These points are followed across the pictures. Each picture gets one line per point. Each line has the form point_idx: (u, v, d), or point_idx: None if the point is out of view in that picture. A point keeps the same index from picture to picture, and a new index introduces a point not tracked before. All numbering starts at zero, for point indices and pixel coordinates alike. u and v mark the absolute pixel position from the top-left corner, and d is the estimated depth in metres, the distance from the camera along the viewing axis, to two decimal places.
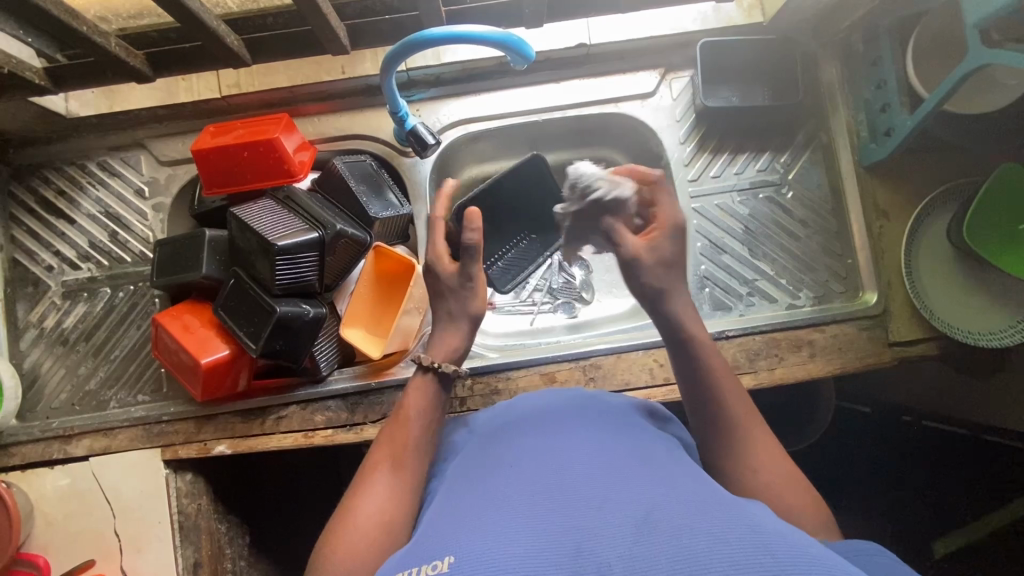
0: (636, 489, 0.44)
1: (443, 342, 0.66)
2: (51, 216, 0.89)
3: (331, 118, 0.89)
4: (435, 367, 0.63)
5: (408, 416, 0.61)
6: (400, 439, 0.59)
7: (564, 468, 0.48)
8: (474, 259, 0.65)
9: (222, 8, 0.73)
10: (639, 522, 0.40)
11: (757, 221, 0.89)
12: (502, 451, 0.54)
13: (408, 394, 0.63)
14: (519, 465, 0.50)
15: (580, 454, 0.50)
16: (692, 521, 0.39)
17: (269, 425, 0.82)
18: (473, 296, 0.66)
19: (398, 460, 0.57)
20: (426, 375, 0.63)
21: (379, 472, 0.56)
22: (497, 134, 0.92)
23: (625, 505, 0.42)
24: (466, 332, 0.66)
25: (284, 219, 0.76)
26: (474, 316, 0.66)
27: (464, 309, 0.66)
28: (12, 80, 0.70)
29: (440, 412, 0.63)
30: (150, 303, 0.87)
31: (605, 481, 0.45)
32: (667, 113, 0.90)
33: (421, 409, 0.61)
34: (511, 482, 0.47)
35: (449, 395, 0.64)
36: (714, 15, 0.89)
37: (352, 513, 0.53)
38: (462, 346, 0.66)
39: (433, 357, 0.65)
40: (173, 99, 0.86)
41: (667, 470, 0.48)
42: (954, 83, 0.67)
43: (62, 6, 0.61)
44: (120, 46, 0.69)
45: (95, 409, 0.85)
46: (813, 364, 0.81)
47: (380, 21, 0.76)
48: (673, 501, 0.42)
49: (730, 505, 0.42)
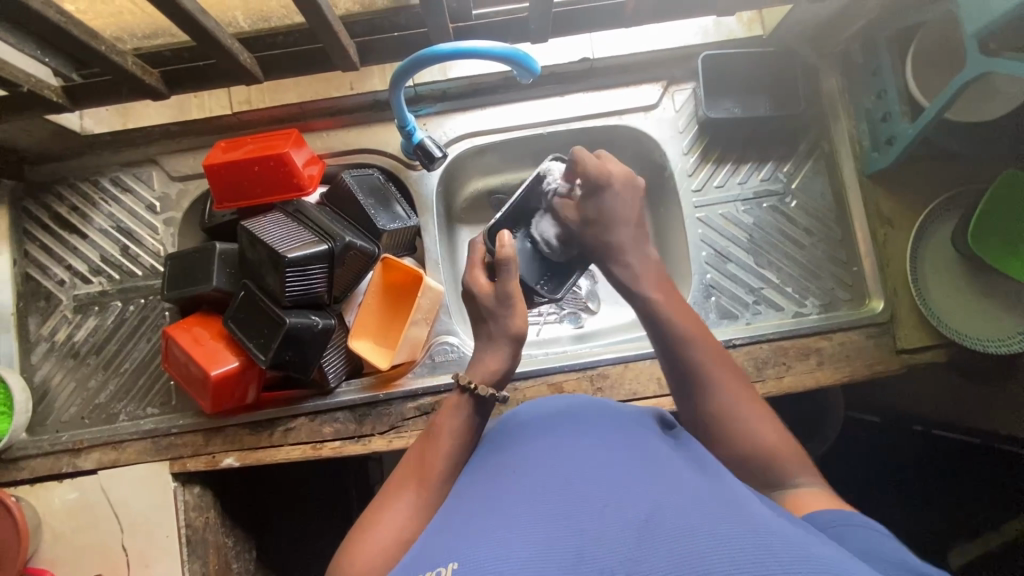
0: (639, 494, 0.44)
1: (482, 364, 0.64)
2: (64, 231, 0.90)
3: (340, 133, 0.90)
4: (471, 389, 0.62)
5: (437, 435, 0.60)
6: (427, 459, 0.58)
7: (567, 471, 0.48)
8: (510, 276, 0.63)
9: (235, 28, 0.75)
10: (642, 526, 0.40)
11: (761, 229, 0.89)
12: (510, 457, 0.53)
13: (440, 414, 0.63)
14: (522, 471, 0.50)
15: (584, 456, 0.50)
16: (695, 523, 0.39)
17: (277, 437, 0.82)
18: (512, 314, 0.64)
19: (425, 478, 0.57)
20: (462, 395, 0.62)
21: (403, 489, 0.56)
22: (503, 147, 0.93)
23: (629, 509, 0.42)
24: (507, 354, 0.64)
25: (294, 231, 0.77)
26: (517, 334, 0.64)
27: (508, 326, 0.64)
28: (31, 99, 0.71)
29: (474, 435, 0.61)
30: (160, 316, 0.88)
31: (607, 483, 0.46)
32: (670, 125, 0.91)
33: (453, 429, 0.60)
34: (515, 488, 0.48)
35: (485, 418, 0.63)
36: (714, 29, 0.91)
37: (373, 526, 0.53)
38: (505, 368, 0.64)
39: (471, 378, 0.63)
40: (185, 116, 0.90)
41: (670, 473, 0.48)
42: (956, 90, 0.68)
43: (82, 26, 0.62)
44: (136, 64, 0.71)
45: (104, 422, 0.85)
46: (820, 372, 0.81)
47: (388, 38, 0.78)
48: (676, 505, 0.42)
49: (735, 508, 0.42)
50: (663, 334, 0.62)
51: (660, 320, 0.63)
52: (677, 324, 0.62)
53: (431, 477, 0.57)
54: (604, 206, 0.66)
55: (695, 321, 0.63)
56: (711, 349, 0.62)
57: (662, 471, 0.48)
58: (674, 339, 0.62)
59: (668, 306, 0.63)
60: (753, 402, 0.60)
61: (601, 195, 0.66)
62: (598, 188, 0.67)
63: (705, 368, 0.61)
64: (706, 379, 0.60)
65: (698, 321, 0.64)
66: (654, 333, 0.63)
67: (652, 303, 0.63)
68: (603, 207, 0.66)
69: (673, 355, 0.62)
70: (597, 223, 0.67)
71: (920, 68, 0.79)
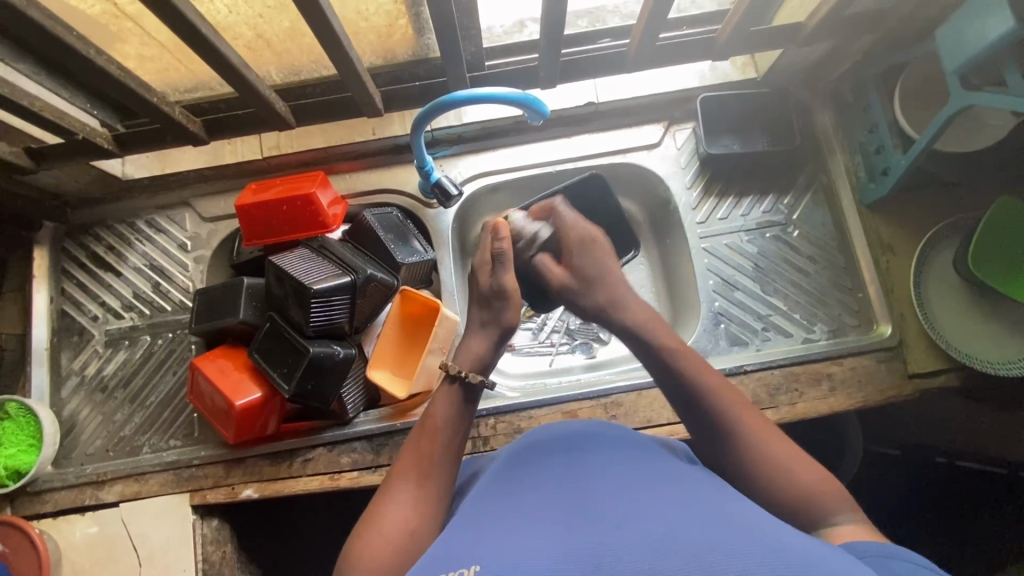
0: (659, 509, 0.44)
1: (467, 350, 0.64)
2: (100, 270, 0.95)
3: (362, 175, 0.96)
4: (461, 377, 0.62)
5: (431, 425, 0.60)
6: (424, 450, 0.58)
7: (586, 487, 0.49)
8: (505, 269, 0.65)
9: (269, 80, 0.82)
10: (660, 539, 0.40)
11: (766, 258, 0.92)
12: (529, 476, 0.54)
13: (432, 404, 0.62)
14: (541, 489, 0.51)
15: (603, 473, 0.51)
16: (715, 538, 0.40)
17: (296, 467, 0.84)
18: (507, 306, 0.65)
19: (424, 469, 0.57)
20: (453, 385, 0.62)
21: (403, 483, 0.56)
22: (514, 185, 0.98)
23: (647, 522, 0.42)
24: (492, 344, 0.65)
25: (319, 265, 0.81)
26: (506, 329, 0.65)
27: (499, 319, 0.65)
28: (83, 147, 0.78)
29: (467, 420, 0.61)
30: (187, 349, 0.92)
31: (626, 499, 0.46)
32: (672, 161, 0.96)
33: (445, 417, 0.60)
34: (534, 504, 0.48)
35: (473, 406, 0.63)
36: (711, 74, 0.97)
37: (376, 523, 0.52)
38: (486, 355, 0.64)
39: (460, 366, 0.63)
40: (218, 161, 0.95)
41: (688, 491, 0.48)
42: (944, 122, 0.72)
43: (138, 82, 0.69)
44: (182, 114, 0.77)
45: (128, 455, 0.87)
46: (833, 398, 0.82)
47: (410, 87, 0.85)
48: (694, 520, 0.42)
49: (751, 523, 0.43)
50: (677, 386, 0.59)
51: (672, 373, 0.60)
52: (690, 373, 0.59)
53: (430, 468, 0.57)
54: (593, 262, 0.69)
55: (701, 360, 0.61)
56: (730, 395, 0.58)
57: (676, 488, 0.48)
58: (691, 390, 0.59)
59: (681, 354, 0.61)
60: (765, 427, 0.57)
61: (591, 252, 0.69)
62: (586, 245, 0.70)
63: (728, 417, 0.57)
64: (734, 432, 0.56)
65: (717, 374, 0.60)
66: (661, 371, 0.61)
67: (662, 351, 0.61)
68: (592, 263, 0.69)
69: (690, 402, 0.59)
70: (590, 282, 0.68)
71: (908, 103, 0.83)
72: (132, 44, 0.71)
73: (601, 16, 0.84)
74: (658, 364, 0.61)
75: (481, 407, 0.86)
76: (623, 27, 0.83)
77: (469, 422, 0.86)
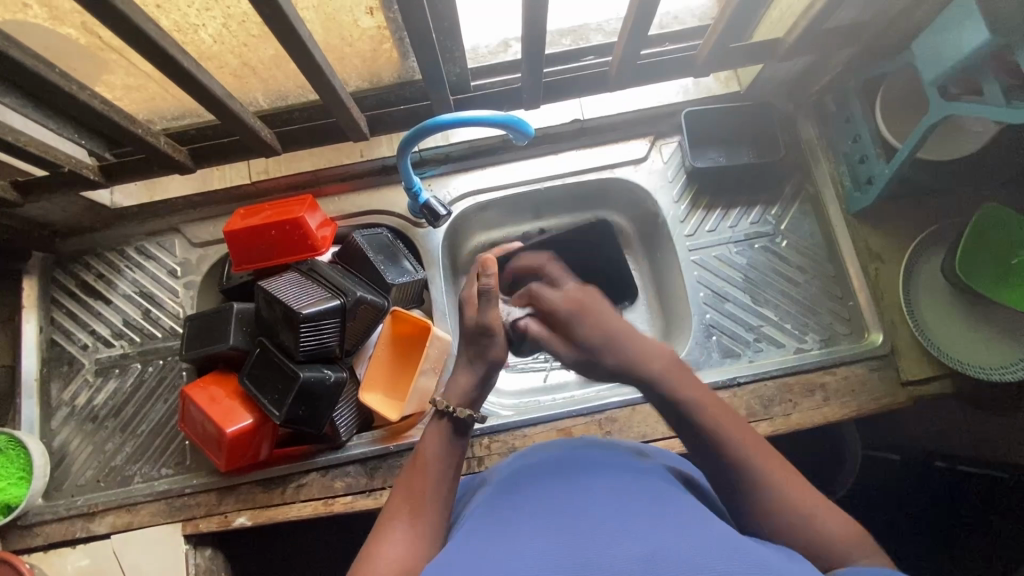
0: (644, 528, 0.44)
1: (456, 384, 0.64)
2: (89, 298, 0.95)
3: (351, 197, 0.96)
4: (450, 412, 0.61)
5: (422, 461, 0.59)
6: (415, 485, 0.57)
7: (577, 504, 0.49)
8: (491, 307, 0.63)
9: (255, 107, 0.83)
10: (644, 560, 0.40)
11: (756, 269, 0.93)
12: (517, 499, 0.52)
13: (422, 442, 0.61)
14: (530, 512, 0.49)
15: (592, 491, 0.50)
16: (698, 560, 0.40)
17: (289, 493, 0.83)
18: (490, 343, 0.63)
19: (417, 506, 0.55)
20: (442, 421, 0.61)
21: (396, 521, 0.54)
22: (502, 203, 0.99)
23: (632, 540, 0.43)
24: (480, 378, 0.64)
25: (308, 289, 0.81)
26: (493, 361, 0.64)
27: (484, 352, 0.64)
28: (71, 178, 0.78)
29: (458, 456, 0.60)
30: (177, 376, 0.91)
31: (613, 517, 0.46)
32: (659, 175, 0.96)
33: (437, 453, 0.59)
34: (526, 518, 0.48)
35: (465, 442, 0.62)
36: (694, 88, 0.98)
37: (371, 560, 0.49)
38: (472, 386, 0.63)
39: (448, 401, 0.62)
40: (206, 186, 0.96)
41: (672, 508, 0.48)
42: (924, 132, 0.73)
43: (123, 114, 0.69)
44: (167, 144, 0.78)
45: (119, 485, 0.86)
46: (827, 408, 0.82)
47: (395, 110, 0.86)
48: (679, 540, 0.43)
49: (739, 547, 0.43)
50: (691, 430, 0.57)
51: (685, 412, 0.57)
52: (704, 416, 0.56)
53: (423, 504, 0.55)
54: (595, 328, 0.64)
55: (717, 400, 0.58)
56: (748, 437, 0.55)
57: (665, 509, 0.48)
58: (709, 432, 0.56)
59: (699, 398, 0.58)
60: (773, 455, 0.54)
61: (589, 317, 0.65)
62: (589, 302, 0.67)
63: (749, 459, 0.54)
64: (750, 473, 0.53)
65: (731, 414, 0.57)
66: (676, 418, 0.58)
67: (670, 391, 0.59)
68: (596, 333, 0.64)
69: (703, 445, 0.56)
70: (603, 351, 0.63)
71: (890, 113, 0.84)
72: (118, 75, 0.71)
73: (584, 33, 0.85)
74: (673, 405, 0.59)
75: (476, 427, 0.86)
76: (607, 45, 0.84)
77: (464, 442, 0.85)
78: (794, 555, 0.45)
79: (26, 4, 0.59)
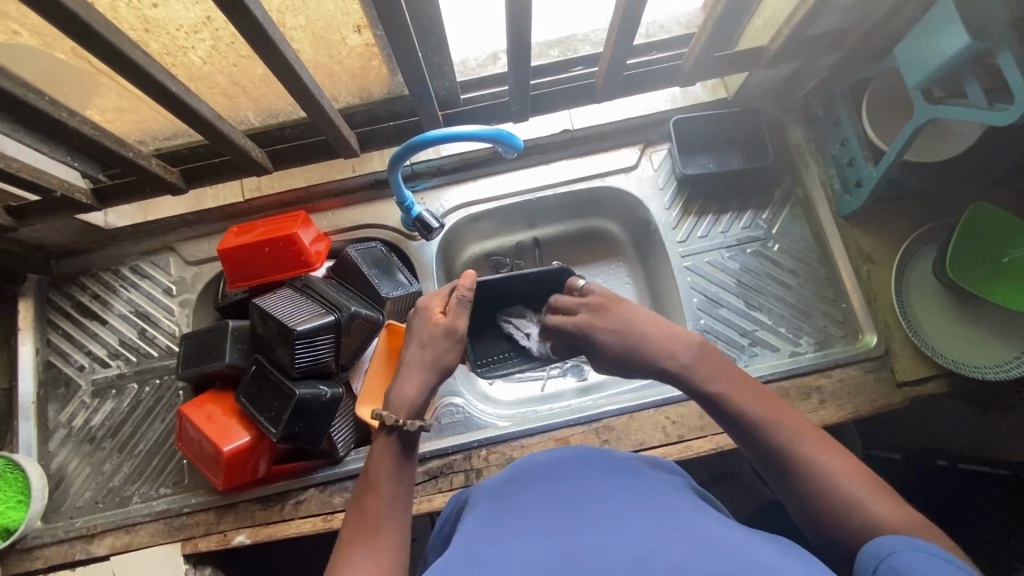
0: (636, 529, 0.44)
1: (400, 394, 0.61)
2: (85, 319, 0.95)
3: (345, 211, 0.97)
4: (399, 426, 0.58)
5: (374, 480, 0.57)
6: (371, 508, 0.55)
7: (568, 510, 0.48)
8: (463, 316, 0.64)
9: (247, 125, 0.84)
10: (634, 563, 0.40)
11: (749, 273, 0.93)
12: (524, 500, 0.52)
13: (371, 459, 0.59)
14: (531, 514, 0.49)
15: (581, 497, 0.50)
16: (689, 561, 0.39)
17: (289, 510, 0.83)
18: (449, 349, 0.63)
19: (373, 529, 0.53)
20: (390, 437, 0.59)
21: (353, 547, 0.52)
22: (495, 213, 0.99)
23: (623, 544, 0.42)
24: (429, 385, 0.62)
25: (302, 305, 0.81)
26: (444, 369, 0.63)
27: (437, 359, 0.62)
28: (65, 202, 0.79)
29: (409, 471, 0.59)
30: (174, 396, 0.92)
31: (601, 522, 0.46)
32: (650, 182, 0.97)
33: (387, 471, 0.57)
34: (519, 522, 0.48)
35: (414, 455, 0.60)
36: (682, 95, 0.98)
37: None
38: (422, 395, 0.61)
39: (394, 413, 0.59)
40: (201, 206, 0.96)
41: (662, 510, 0.48)
42: (910, 134, 0.73)
43: (114, 138, 0.70)
44: (159, 165, 0.79)
45: (118, 506, 0.86)
46: (824, 410, 0.82)
47: (385, 126, 0.87)
48: (672, 540, 0.42)
49: (730, 545, 0.42)
50: (739, 426, 0.54)
51: (729, 413, 0.55)
52: (756, 415, 0.53)
53: (380, 527, 0.54)
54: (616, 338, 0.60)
55: (759, 388, 0.55)
56: (795, 422, 0.53)
57: (657, 511, 0.47)
58: (760, 431, 0.53)
59: (741, 398, 0.54)
60: (823, 441, 0.51)
61: (612, 321, 0.61)
62: (610, 311, 0.62)
63: (797, 453, 0.51)
64: (802, 462, 0.50)
65: (774, 399, 0.54)
66: (718, 413, 0.56)
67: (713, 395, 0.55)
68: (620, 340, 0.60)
69: (751, 437, 0.53)
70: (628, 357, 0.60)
71: (876, 116, 0.85)
72: (109, 97, 0.72)
73: (572, 45, 0.86)
74: (714, 404, 0.56)
75: (473, 438, 0.86)
76: (593, 55, 0.85)
77: (462, 454, 0.85)
78: (801, 555, 0.43)
79: (16, 31, 0.60)
